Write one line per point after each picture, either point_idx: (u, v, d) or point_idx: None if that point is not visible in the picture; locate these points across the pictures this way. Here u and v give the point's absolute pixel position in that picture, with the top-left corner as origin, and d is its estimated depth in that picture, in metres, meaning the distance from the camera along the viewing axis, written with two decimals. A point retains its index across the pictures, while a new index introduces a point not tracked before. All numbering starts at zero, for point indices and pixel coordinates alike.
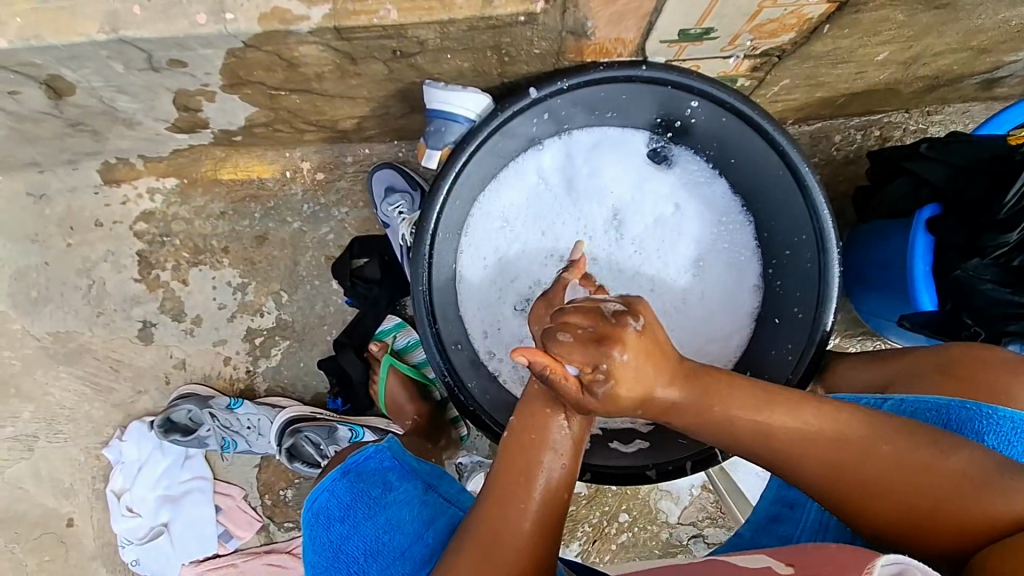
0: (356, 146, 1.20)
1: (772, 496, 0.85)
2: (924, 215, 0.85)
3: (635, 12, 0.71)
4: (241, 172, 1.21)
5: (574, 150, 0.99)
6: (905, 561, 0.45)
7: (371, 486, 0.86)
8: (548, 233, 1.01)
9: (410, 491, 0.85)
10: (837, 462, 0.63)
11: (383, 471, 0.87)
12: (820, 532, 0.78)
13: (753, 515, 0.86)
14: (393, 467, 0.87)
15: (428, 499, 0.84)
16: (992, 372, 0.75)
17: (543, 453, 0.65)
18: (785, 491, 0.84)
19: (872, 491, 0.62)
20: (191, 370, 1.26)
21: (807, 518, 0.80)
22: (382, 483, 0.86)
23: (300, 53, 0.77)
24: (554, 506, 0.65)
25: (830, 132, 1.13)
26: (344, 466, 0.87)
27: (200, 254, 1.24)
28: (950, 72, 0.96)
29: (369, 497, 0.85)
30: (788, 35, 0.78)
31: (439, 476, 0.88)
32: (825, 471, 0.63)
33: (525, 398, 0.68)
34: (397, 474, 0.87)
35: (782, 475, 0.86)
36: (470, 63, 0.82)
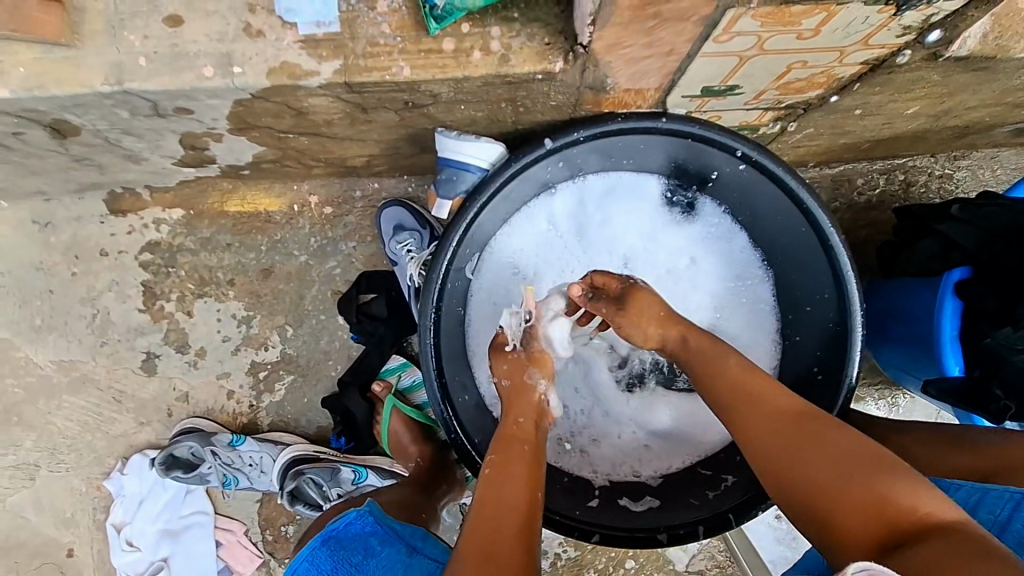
0: (365, 180, 1.18)
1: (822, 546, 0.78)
2: (953, 277, 0.81)
3: (657, 70, 0.67)
4: (248, 204, 1.20)
5: (588, 196, 0.95)
6: (872, 567, 0.46)
7: (352, 553, 0.83)
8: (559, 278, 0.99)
9: (394, 556, 0.82)
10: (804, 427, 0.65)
11: (364, 536, 0.85)
12: None
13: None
14: (376, 532, 0.85)
15: (413, 563, 0.81)
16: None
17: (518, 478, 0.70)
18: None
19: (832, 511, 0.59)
20: (194, 403, 1.24)
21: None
22: (364, 549, 0.83)
23: (310, 103, 0.75)
24: (529, 530, 0.67)
25: (852, 176, 1.09)
26: (324, 534, 0.86)
27: (206, 286, 1.22)
28: (980, 123, 0.92)
29: (349, 564, 0.81)
30: (815, 91, 0.74)
31: (421, 538, 0.87)
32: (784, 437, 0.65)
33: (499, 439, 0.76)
34: (380, 538, 0.85)
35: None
36: (484, 113, 0.80)
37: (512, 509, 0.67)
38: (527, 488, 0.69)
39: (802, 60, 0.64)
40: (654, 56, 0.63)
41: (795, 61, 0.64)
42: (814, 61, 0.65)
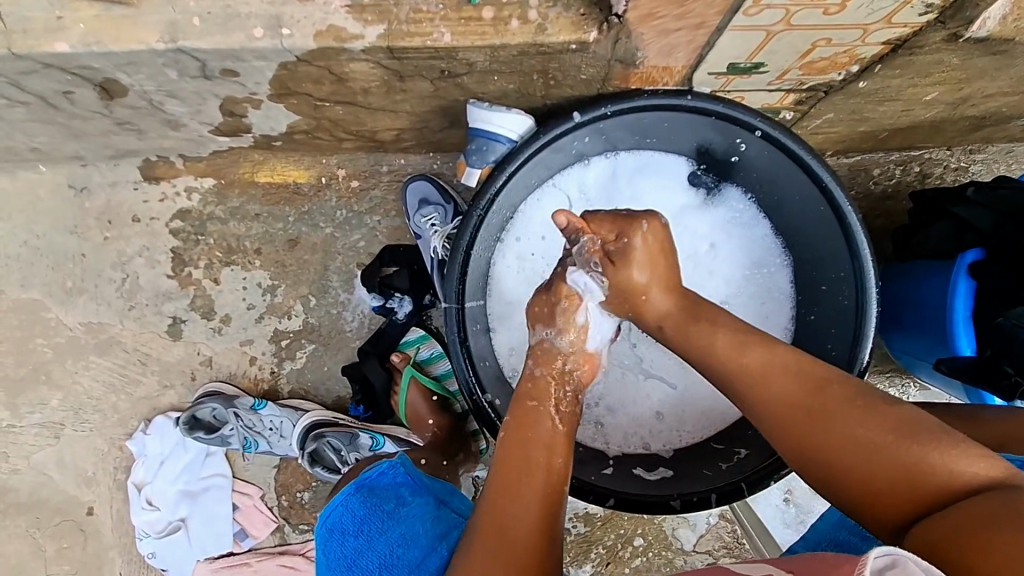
0: (392, 156, 1.21)
1: (834, 519, 0.80)
2: (967, 259, 0.84)
3: (686, 45, 0.70)
4: (278, 176, 1.23)
5: (621, 171, 0.98)
6: (899, 553, 0.43)
7: (384, 501, 0.88)
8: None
9: (423, 506, 0.86)
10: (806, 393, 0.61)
11: (396, 486, 0.89)
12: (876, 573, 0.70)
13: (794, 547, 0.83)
14: (406, 483, 0.90)
15: (439, 514, 0.85)
16: None
17: (537, 448, 0.71)
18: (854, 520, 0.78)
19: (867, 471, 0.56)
20: (217, 368, 1.28)
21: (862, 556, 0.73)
22: (395, 497, 0.88)
23: (351, 69, 0.78)
24: (554, 497, 0.68)
25: (869, 166, 1.12)
26: (359, 482, 0.90)
27: (233, 254, 1.26)
28: (998, 113, 0.94)
29: (381, 512, 0.86)
30: (838, 72, 0.77)
31: (450, 492, 0.90)
32: (792, 416, 0.61)
33: (518, 405, 0.75)
34: (410, 490, 0.89)
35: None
36: (515, 85, 0.83)
37: (534, 475, 0.68)
38: (546, 453, 0.70)
39: (826, 37, 0.67)
40: (684, 28, 0.66)
41: (820, 38, 0.67)
42: (839, 39, 0.68)
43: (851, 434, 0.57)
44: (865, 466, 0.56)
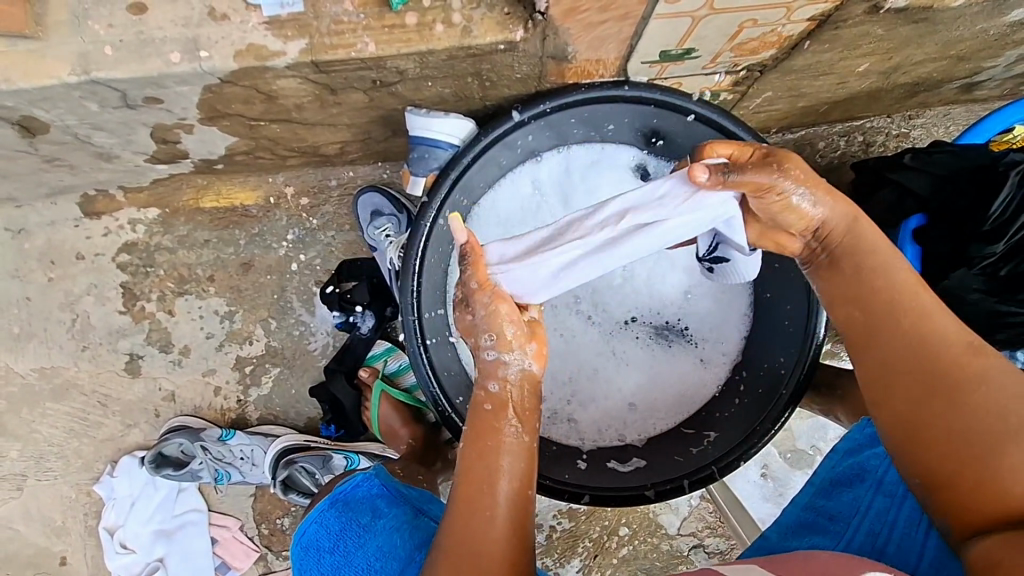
0: (340, 169, 1.19)
1: (803, 502, 0.80)
2: (910, 225, 0.85)
3: (614, 36, 0.70)
4: (224, 199, 1.20)
5: (573, 165, 0.98)
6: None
7: (359, 514, 0.86)
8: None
9: (398, 517, 0.84)
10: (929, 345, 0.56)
11: (372, 497, 0.88)
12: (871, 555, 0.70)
13: (781, 518, 0.80)
14: (383, 493, 0.88)
15: (417, 523, 0.83)
16: None
17: (500, 456, 0.68)
18: (823, 502, 0.78)
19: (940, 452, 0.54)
20: (181, 402, 1.25)
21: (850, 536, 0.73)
22: (371, 509, 0.86)
23: (279, 86, 0.76)
24: (520, 506, 0.67)
25: (814, 139, 1.13)
26: (332, 496, 0.88)
27: (186, 283, 1.22)
28: (930, 79, 0.96)
29: (358, 525, 0.85)
30: (768, 51, 0.78)
31: (428, 501, 0.89)
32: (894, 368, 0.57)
33: (474, 413, 0.71)
34: (387, 499, 0.87)
35: (819, 486, 0.80)
36: (451, 89, 0.81)
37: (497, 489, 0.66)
38: (516, 462, 0.67)
39: (751, 19, 0.67)
40: (609, 20, 0.66)
41: (745, 20, 0.67)
42: (763, 19, 0.68)
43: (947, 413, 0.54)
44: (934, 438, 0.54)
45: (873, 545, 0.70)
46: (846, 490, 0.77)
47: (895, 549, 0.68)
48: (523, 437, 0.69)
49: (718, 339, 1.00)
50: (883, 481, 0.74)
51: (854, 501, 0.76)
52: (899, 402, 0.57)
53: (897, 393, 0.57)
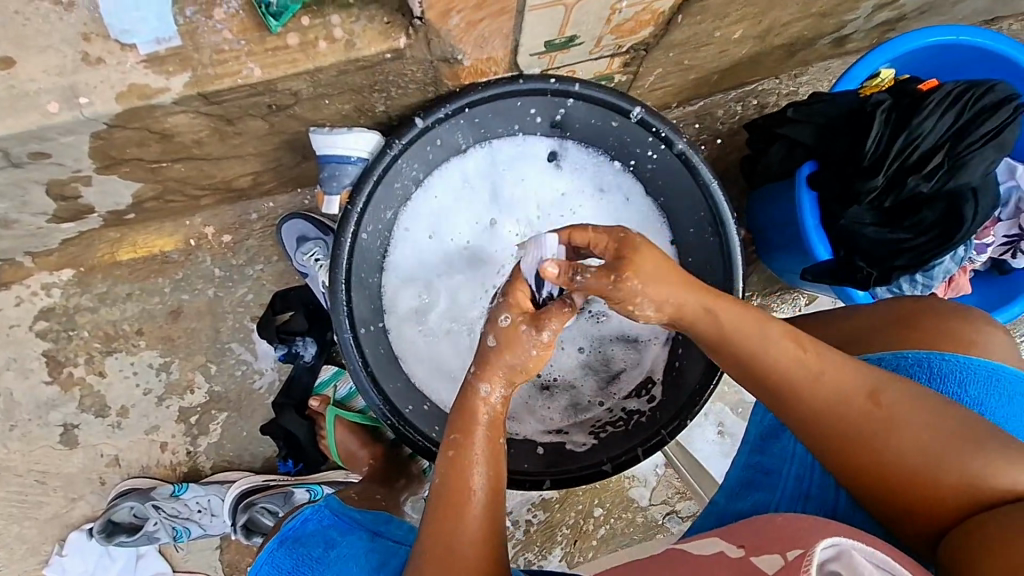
0: (258, 201, 1.17)
1: (743, 463, 0.81)
2: (804, 172, 0.89)
3: (497, 32, 0.72)
4: (142, 249, 1.16)
5: (500, 158, 1.00)
6: (844, 543, 0.45)
7: (311, 548, 0.84)
8: (473, 237, 1.02)
9: (355, 543, 0.83)
10: (843, 414, 0.64)
11: (324, 529, 0.85)
12: (799, 500, 0.74)
13: (726, 482, 0.82)
14: (335, 523, 0.86)
15: (374, 546, 0.82)
16: (939, 318, 0.70)
17: (475, 469, 0.64)
18: (759, 458, 0.80)
19: (903, 466, 0.61)
20: (127, 465, 1.19)
21: (784, 483, 0.76)
22: (324, 541, 0.84)
23: (171, 123, 0.75)
24: (492, 508, 0.64)
25: (712, 108, 1.19)
26: (281, 535, 0.86)
27: (113, 341, 1.18)
28: (802, 38, 1.03)
29: (311, 559, 0.82)
30: (646, 30, 0.82)
31: (384, 522, 0.87)
32: (837, 419, 0.64)
33: (452, 420, 0.66)
34: (340, 530, 0.85)
35: (753, 442, 0.82)
36: (350, 104, 0.82)
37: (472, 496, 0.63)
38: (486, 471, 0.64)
39: (621, 1, 0.71)
40: (487, 18, 0.68)
41: (615, 2, 0.71)
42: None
43: (907, 434, 0.61)
44: (906, 448, 0.61)
45: (799, 490, 0.75)
46: (775, 442, 0.79)
47: (818, 491, 0.73)
48: (494, 448, 0.66)
49: (651, 321, 1.01)
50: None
51: (783, 451, 0.78)
52: (866, 439, 0.63)
53: (879, 435, 0.62)
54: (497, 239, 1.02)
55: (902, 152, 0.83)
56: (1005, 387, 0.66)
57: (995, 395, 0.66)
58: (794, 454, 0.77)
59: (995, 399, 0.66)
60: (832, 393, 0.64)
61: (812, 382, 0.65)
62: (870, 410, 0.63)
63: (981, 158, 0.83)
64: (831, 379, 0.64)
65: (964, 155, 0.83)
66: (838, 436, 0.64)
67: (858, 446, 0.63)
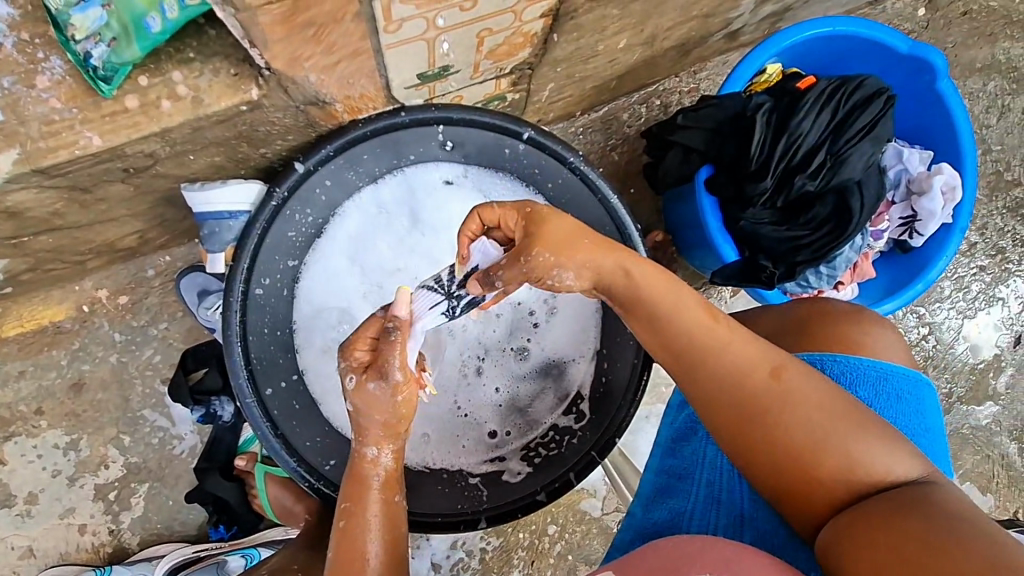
0: (154, 257, 1.10)
1: (657, 468, 0.82)
2: (703, 176, 0.88)
3: (361, 71, 0.69)
4: (29, 323, 1.08)
5: (416, 184, 0.92)
6: None
7: None
8: (394, 267, 0.93)
9: None
10: (747, 391, 0.62)
11: None
12: (712, 507, 0.74)
13: (642, 491, 0.82)
14: None
15: None
16: (837, 324, 0.73)
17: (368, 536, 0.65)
18: (671, 463, 0.80)
19: (795, 446, 0.60)
20: (43, 554, 1.11)
21: (696, 489, 0.75)
22: None
23: (13, 201, 0.68)
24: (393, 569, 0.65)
25: (617, 113, 1.18)
26: None
27: (11, 425, 1.09)
28: (692, 38, 1.03)
29: None
30: (524, 51, 0.79)
31: None
32: (739, 393, 0.62)
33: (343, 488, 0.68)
34: None
35: (665, 448, 0.82)
36: (220, 156, 0.77)
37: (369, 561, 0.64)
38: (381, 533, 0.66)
39: (486, 28, 0.68)
40: (344, 59, 0.65)
41: (480, 31, 0.68)
42: (498, 26, 0.69)
43: (801, 414, 0.60)
44: (799, 427, 0.60)
45: (713, 494, 0.74)
46: (687, 445, 0.79)
47: (728, 496, 0.73)
48: (388, 508, 0.68)
49: (573, 343, 0.96)
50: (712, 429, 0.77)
51: (695, 454, 0.78)
52: (764, 415, 0.61)
53: (776, 414, 0.61)
54: (425, 269, 0.93)
55: (787, 152, 0.84)
56: (893, 389, 0.70)
57: (887, 393, 0.69)
58: (706, 460, 0.77)
59: (887, 398, 0.69)
60: (739, 365, 0.62)
61: (718, 354, 0.62)
62: (773, 387, 0.62)
63: (860, 153, 0.85)
64: (736, 352, 0.62)
65: (844, 152, 0.85)
66: (739, 409, 0.62)
67: (756, 422, 0.61)
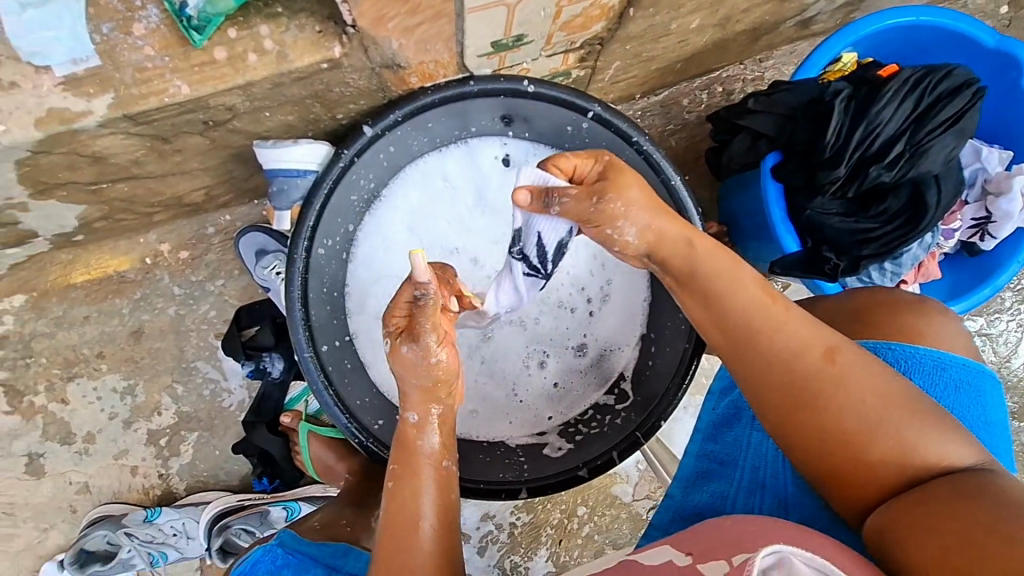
0: (215, 214, 1.13)
1: (697, 451, 0.80)
2: (768, 163, 0.87)
3: (439, 35, 0.69)
4: (96, 270, 1.12)
5: (477, 157, 0.96)
6: (784, 549, 0.41)
7: None
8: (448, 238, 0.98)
9: None
10: (797, 374, 0.60)
11: (277, 569, 0.84)
12: (756, 491, 0.72)
13: (681, 474, 0.80)
14: (289, 562, 0.84)
15: None
16: (901, 313, 0.70)
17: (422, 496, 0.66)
18: (711, 447, 0.78)
19: (845, 430, 0.59)
20: (98, 492, 1.16)
21: (740, 475, 0.74)
22: None
23: (101, 146, 0.71)
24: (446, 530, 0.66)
25: (678, 97, 1.16)
26: None
27: (74, 366, 1.14)
28: (764, 22, 1.00)
29: None
30: (598, 24, 0.78)
31: (343, 554, 0.85)
32: (788, 375, 0.60)
33: (398, 449, 0.69)
34: (294, 568, 0.83)
35: (705, 432, 0.80)
36: (293, 115, 0.78)
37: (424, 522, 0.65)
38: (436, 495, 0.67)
39: None
40: (425, 22, 0.65)
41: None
42: None
43: (852, 397, 0.59)
44: (848, 412, 0.59)
45: (756, 479, 0.72)
46: (728, 431, 0.78)
47: (773, 480, 0.71)
48: (441, 471, 0.69)
49: (621, 331, 1.00)
50: (757, 417, 0.75)
51: (737, 441, 0.76)
52: (813, 397, 0.60)
53: (826, 398, 0.59)
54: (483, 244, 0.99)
55: (863, 141, 0.81)
56: (952, 378, 0.67)
57: (944, 376, 0.67)
58: (749, 444, 0.75)
59: (942, 381, 0.67)
60: (790, 347, 0.60)
61: (769, 334, 0.61)
62: (825, 370, 0.60)
63: (941, 145, 0.82)
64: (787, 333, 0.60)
65: (924, 142, 0.81)
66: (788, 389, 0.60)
67: (805, 404, 0.60)
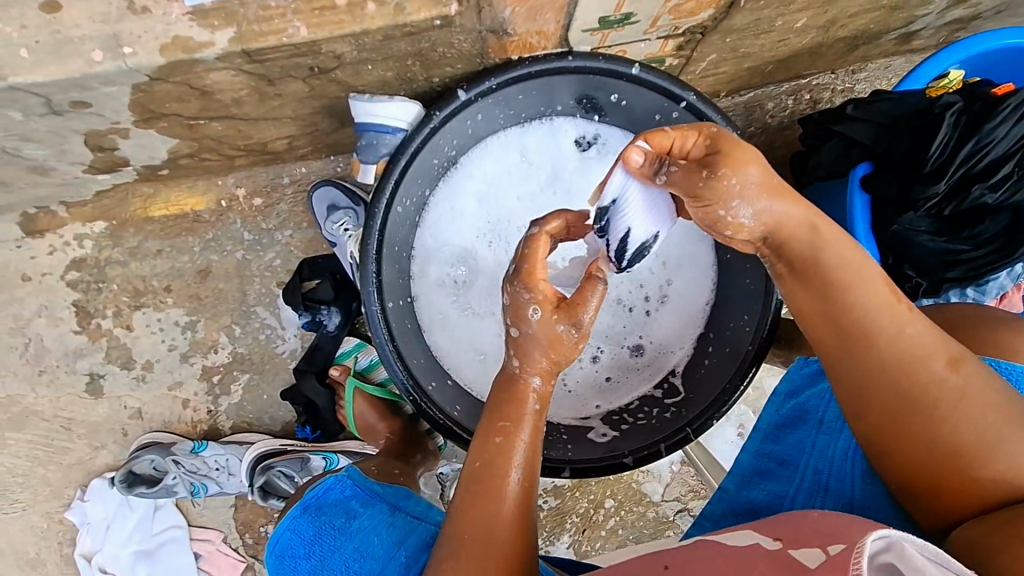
0: (292, 166, 1.16)
1: (754, 449, 0.80)
2: (859, 173, 0.86)
3: (551, 5, 0.70)
4: (174, 207, 1.16)
5: (559, 135, 0.96)
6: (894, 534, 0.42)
7: (333, 518, 0.87)
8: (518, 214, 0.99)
9: (376, 515, 0.87)
10: (915, 376, 0.58)
11: (344, 499, 0.89)
12: (817, 494, 0.72)
13: (735, 468, 0.81)
14: (355, 495, 0.89)
15: (394, 521, 0.85)
16: (989, 329, 0.69)
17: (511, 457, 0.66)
18: (771, 447, 0.79)
19: (956, 437, 0.57)
20: (149, 419, 1.21)
21: (801, 477, 0.74)
22: (345, 512, 0.87)
23: (212, 80, 0.74)
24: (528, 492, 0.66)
25: (763, 100, 1.14)
26: (303, 504, 0.89)
27: (142, 296, 1.19)
28: (867, 31, 0.98)
29: (332, 528, 0.86)
30: (707, 11, 0.78)
31: (404, 496, 0.90)
32: (904, 374, 0.58)
33: (491, 405, 0.68)
34: (360, 500, 0.89)
35: (765, 431, 0.81)
36: (393, 71, 0.80)
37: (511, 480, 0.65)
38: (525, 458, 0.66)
39: None
40: None
41: None
42: None
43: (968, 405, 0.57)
44: (963, 420, 0.57)
45: (818, 481, 0.72)
46: (791, 433, 0.78)
47: (836, 484, 0.71)
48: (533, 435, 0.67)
49: (678, 331, 0.99)
50: (824, 420, 0.76)
51: (799, 444, 0.77)
52: (930, 400, 0.58)
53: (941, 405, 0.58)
54: None
55: (968, 159, 0.80)
56: None
57: None
58: (811, 447, 0.75)
59: None
60: (914, 344, 0.58)
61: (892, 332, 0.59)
62: (943, 376, 0.58)
63: None
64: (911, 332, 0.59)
65: None
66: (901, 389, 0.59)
67: (920, 407, 0.58)
